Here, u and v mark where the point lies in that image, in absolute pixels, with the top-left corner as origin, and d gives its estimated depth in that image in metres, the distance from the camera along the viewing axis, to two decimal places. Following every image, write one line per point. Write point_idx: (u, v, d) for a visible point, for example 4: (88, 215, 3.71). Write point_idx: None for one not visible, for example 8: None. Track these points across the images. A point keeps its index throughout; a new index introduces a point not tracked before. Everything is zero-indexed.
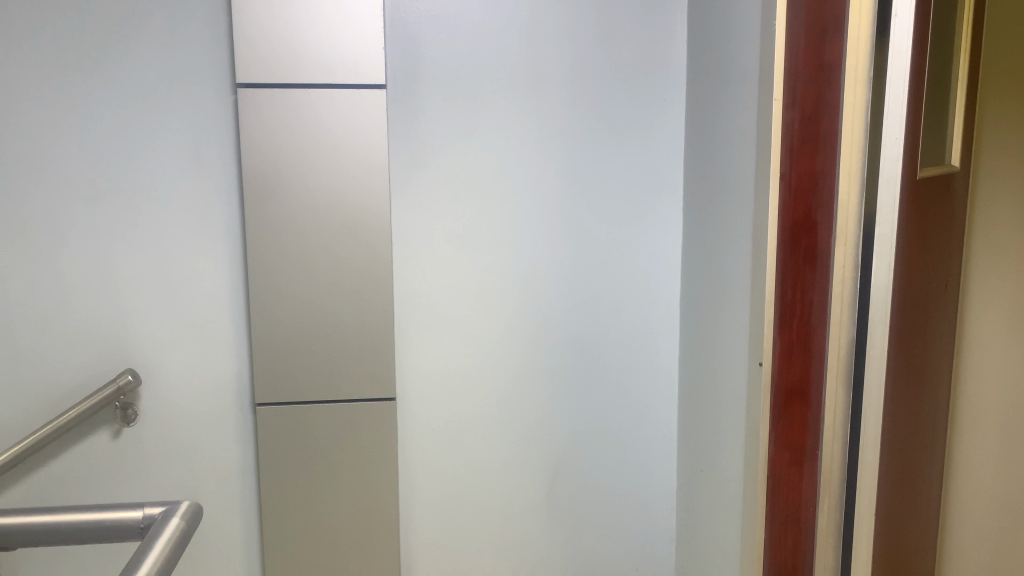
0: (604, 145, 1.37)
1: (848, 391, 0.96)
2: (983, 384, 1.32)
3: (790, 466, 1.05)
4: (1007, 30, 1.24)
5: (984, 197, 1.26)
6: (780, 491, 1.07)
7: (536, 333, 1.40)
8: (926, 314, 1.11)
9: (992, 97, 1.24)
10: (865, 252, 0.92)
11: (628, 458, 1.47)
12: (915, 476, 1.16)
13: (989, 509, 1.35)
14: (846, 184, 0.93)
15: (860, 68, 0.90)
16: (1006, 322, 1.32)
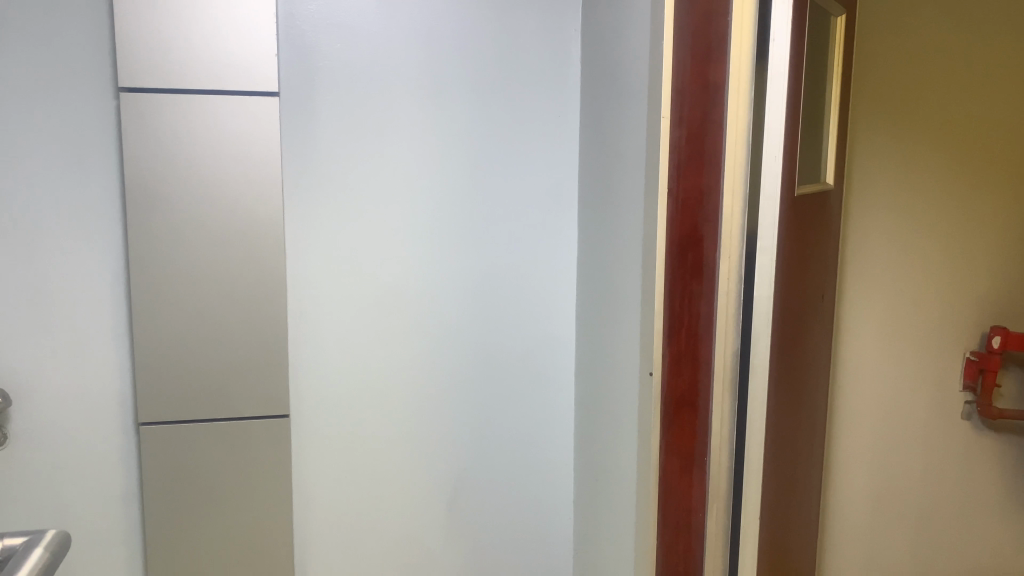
0: (500, 156, 1.37)
1: (734, 399, 1.01)
2: (863, 394, 1.39)
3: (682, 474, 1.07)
4: (879, 53, 1.31)
5: (861, 211, 1.34)
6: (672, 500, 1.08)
7: (436, 346, 1.39)
8: (805, 326, 1.18)
9: (864, 119, 1.32)
10: (748, 266, 0.97)
11: (527, 467, 1.47)
12: (796, 478, 1.21)
13: (866, 507, 1.42)
14: (729, 201, 0.97)
15: (742, 91, 0.94)
16: (887, 332, 1.38)
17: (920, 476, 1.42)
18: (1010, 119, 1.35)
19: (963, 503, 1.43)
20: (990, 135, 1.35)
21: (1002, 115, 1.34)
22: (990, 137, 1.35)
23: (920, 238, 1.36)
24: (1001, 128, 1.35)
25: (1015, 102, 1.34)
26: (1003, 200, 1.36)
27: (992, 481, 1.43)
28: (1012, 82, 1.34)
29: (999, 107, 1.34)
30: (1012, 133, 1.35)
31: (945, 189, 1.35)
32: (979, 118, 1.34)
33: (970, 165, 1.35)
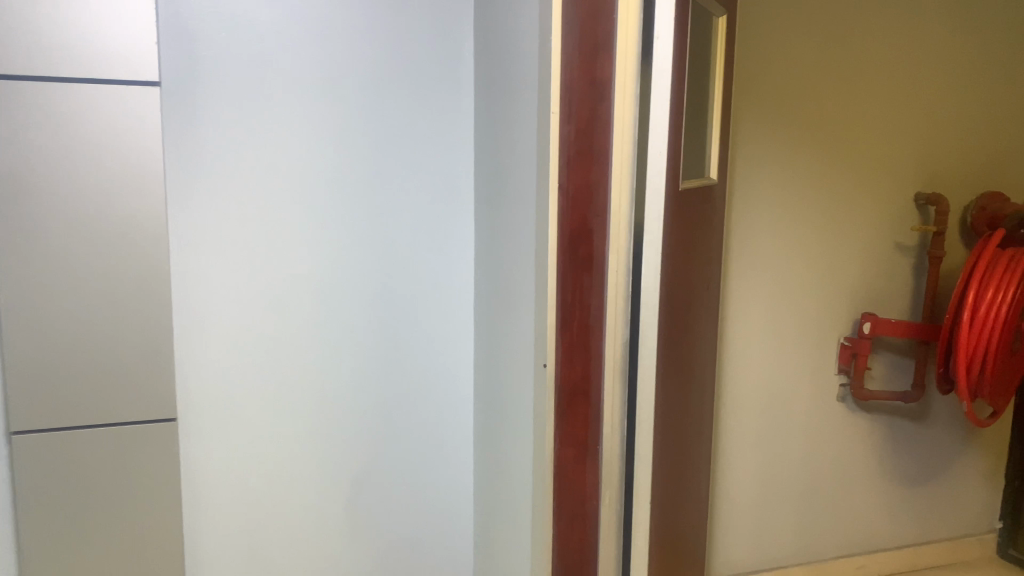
0: (395, 150, 1.36)
1: (624, 387, 1.03)
2: (748, 383, 1.43)
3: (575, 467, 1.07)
4: (761, 51, 1.33)
5: (743, 207, 1.37)
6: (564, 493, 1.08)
7: (331, 342, 1.37)
8: (691, 317, 1.20)
9: (748, 115, 1.35)
10: (635, 258, 1.00)
11: (426, 462, 1.47)
12: (684, 466, 1.25)
13: (753, 492, 1.47)
14: (617, 194, 0.99)
15: (627, 88, 0.96)
16: (769, 323, 1.43)
17: (800, 459, 1.48)
18: (880, 114, 1.43)
19: (839, 480, 1.51)
20: (863, 130, 1.42)
21: (873, 111, 1.42)
22: (863, 131, 1.42)
23: (798, 231, 1.42)
24: (873, 122, 1.42)
25: (884, 98, 1.42)
26: (873, 190, 1.44)
27: (864, 457, 1.52)
28: (881, 79, 1.42)
29: (870, 103, 1.42)
30: (882, 127, 1.43)
31: (821, 185, 1.41)
32: (853, 113, 1.41)
33: (843, 161, 1.42)
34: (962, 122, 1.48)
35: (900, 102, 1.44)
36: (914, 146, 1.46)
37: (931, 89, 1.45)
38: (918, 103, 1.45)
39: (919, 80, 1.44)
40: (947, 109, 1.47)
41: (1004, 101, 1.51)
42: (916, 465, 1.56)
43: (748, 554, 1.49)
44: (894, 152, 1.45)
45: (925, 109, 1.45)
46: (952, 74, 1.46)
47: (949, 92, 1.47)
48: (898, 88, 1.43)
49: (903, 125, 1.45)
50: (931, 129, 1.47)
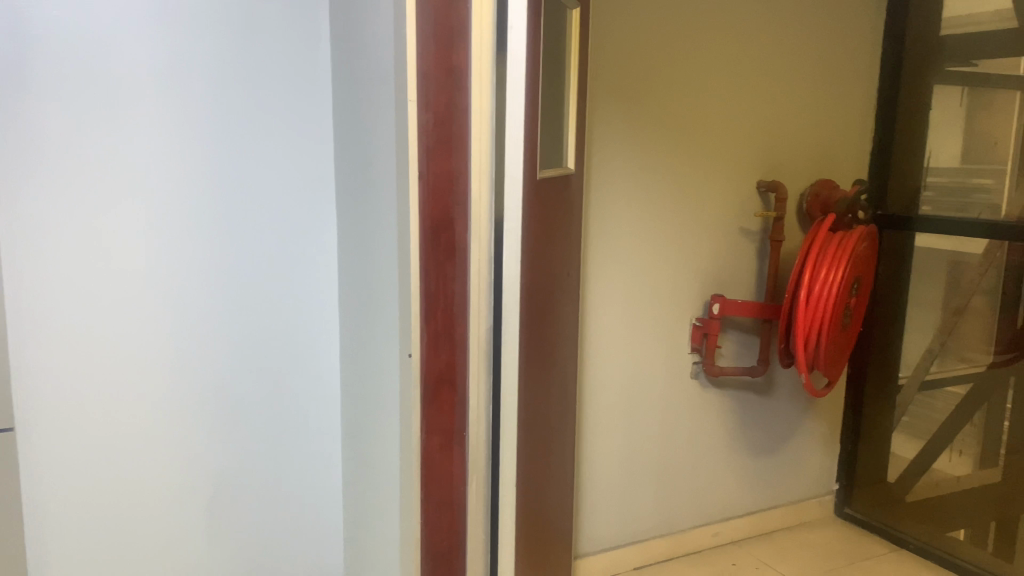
0: (249, 138, 1.29)
1: (489, 377, 0.99)
2: (609, 365, 1.48)
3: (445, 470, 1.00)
4: (617, 44, 1.37)
5: (600, 196, 1.41)
6: (432, 496, 1.00)
7: (189, 342, 1.30)
8: (550, 302, 1.23)
9: (605, 106, 1.38)
10: (497, 247, 0.96)
11: (292, 459, 1.43)
12: (548, 450, 1.27)
13: (616, 472, 1.51)
14: (478, 182, 0.94)
15: (484, 75, 0.92)
16: (627, 306, 1.48)
17: (659, 434, 1.55)
18: (725, 106, 1.50)
19: (695, 453, 1.60)
20: (710, 121, 1.49)
21: (718, 103, 1.50)
22: (710, 122, 1.49)
23: (652, 219, 1.48)
24: (719, 114, 1.50)
25: (728, 91, 1.50)
26: (720, 178, 1.53)
27: (716, 429, 1.61)
28: (726, 73, 1.49)
29: (716, 96, 1.49)
30: (728, 119, 1.51)
31: (672, 174, 1.48)
32: (701, 105, 1.48)
33: (692, 152, 1.49)
34: (798, 114, 1.59)
35: (743, 95, 1.52)
36: (756, 136, 1.55)
37: (771, 82, 1.54)
38: (760, 95, 1.54)
39: (760, 74, 1.53)
40: (786, 102, 1.57)
41: (836, 95, 1.62)
42: (762, 435, 1.67)
43: (614, 533, 1.53)
44: (739, 142, 1.54)
45: (766, 101, 1.55)
46: (789, 69, 1.56)
47: (787, 86, 1.56)
48: (741, 82, 1.51)
49: (747, 116, 1.53)
50: (771, 120, 1.56)
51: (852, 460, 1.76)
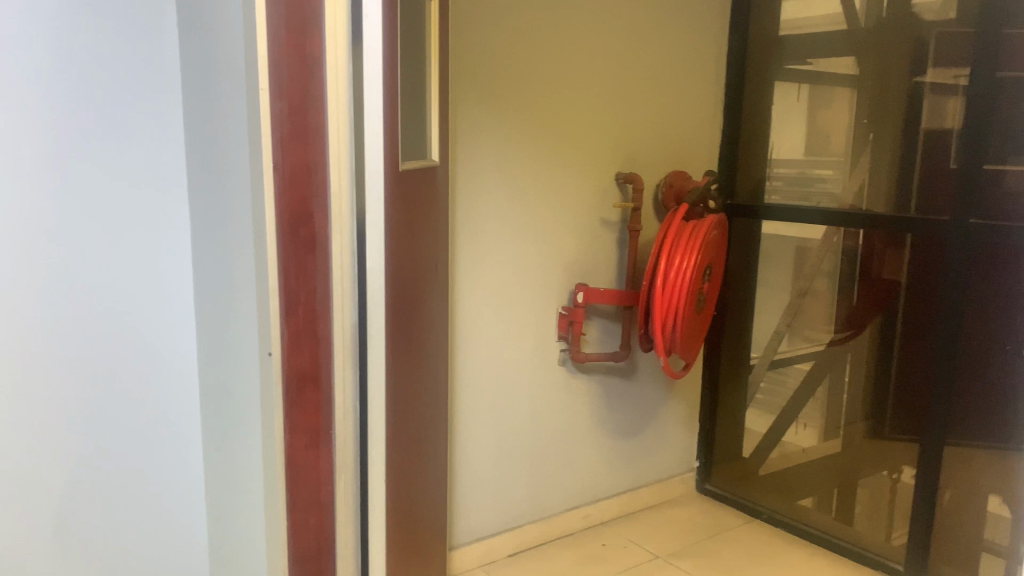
0: (77, 115, 1.05)
1: (355, 373, 0.92)
2: (480, 356, 1.49)
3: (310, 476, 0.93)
4: (478, 37, 1.37)
5: (466, 188, 1.42)
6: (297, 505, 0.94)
7: (9, 394, 1.05)
8: (418, 294, 1.22)
9: (467, 98, 1.38)
10: (359, 241, 0.89)
11: (145, 497, 1.19)
12: (419, 443, 1.26)
13: (489, 462, 1.53)
14: (337, 174, 0.87)
15: (339, 61, 0.85)
16: (497, 297, 1.50)
17: (530, 424, 1.58)
18: (585, 101, 1.55)
19: (564, 440, 1.64)
20: (571, 116, 1.53)
21: (579, 99, 1.53)
22: (572, 117, 1.53)
23: (517, 211, 1.50)
24: (580, 109, 1.54)
25: (589, 87, 1.54)
26: (581, 171, 1.57)
27: (583, 415, 1.66)
28: (585, 70, 1.53)
29: (576, 91, 1.53)
30: (588, 113, 1.55)
31: (536, 167, 1.51)
32: (563, 100, 1.51)
33: (554, 145, 1.52)
34: (653, 109, 1.65)
35: (602, 90, 1.56)
36: (613, 130, 1.60)
37: (627, 79, 1.60)
38: (617, 91, 1.59)
39: (618, 71, 1.58)
40: (642, 98, 1.63)
41: (688, 92, 1.70)
42: (627, 418, 1.73)
43: (488, 523, 1.55)
44: (599, 135, 1.58)
45: (623, 97, 1.60)
46: (644, 67, 1.62)
47: (642, 83, 1.62)
48: (600, 78, 1.56)
49: (606, 111, 1.58)
50: (628, 115, 1.62)
51: (709, 438, 1.86)
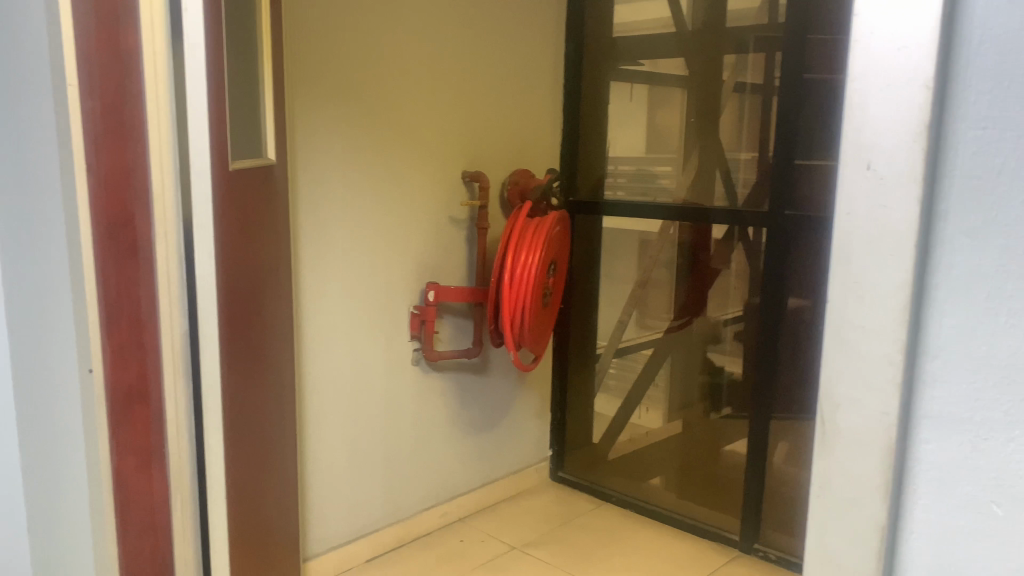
0: None
1: (189, 391, 0.78)
2: (329, 360, 1.44)
3: (145, 520, 0.78)
4: (314, 35, 1.33)
5: (307, 187, 1.35)
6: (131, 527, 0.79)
7: None
8: (257, 299, 1.17)
9: (305, 96, 1.33)
10: (188, 244, 0.76)
11: None
12: (263, 455, 1.21)
13: (342, 467, 1.49)
14: (158, 165, 0.73)
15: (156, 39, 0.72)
16: (345, 298, 1.45)
17: (384, 425, 1.56)
18: (429, 99, 1.53)
19: (420, 439, 1.63)
20: (413, 115, 1.51)
21: (422, 96, 1.52)
22: (415, 116, 1.51)
23: (363, 211, 1.46)
24: (423, 106, 1.53)
25: (432, 85, 1.53)
26: (427, 169, 1.55)
27: (439, 413, 1.66)
28: (426, 68, 1.52)
29: (417, 91, 1.51)
30: (431, 113, 1.54)
31: (381, 167, 1.47)
32: (405, 97, 1.49)
33: (397, 145, 1.49)
34: (495, 109, 1.66)
35: (445, 88, 1.56)
36: (456, 129, 1.60)
37: (469, 77, 1.60)
38: (459, 90, 1.59)
39: (458, 69, 1.58)
40: (485, 96, 1.64)
41: (529, 90, 1.73)
42: (481, 412, 1.75)
43: (343, 529, 1.51)
44: (444, 132, 1.57)
45: (466, 95, 1.60)
46: (485, 65, 1.63)
47: (483, 82, 1.63)
48: (442, 76, 1.55)
49: (449, 109, 1.58)
50: (473, 113, 1.62)
51: (562, 427, 1.91)
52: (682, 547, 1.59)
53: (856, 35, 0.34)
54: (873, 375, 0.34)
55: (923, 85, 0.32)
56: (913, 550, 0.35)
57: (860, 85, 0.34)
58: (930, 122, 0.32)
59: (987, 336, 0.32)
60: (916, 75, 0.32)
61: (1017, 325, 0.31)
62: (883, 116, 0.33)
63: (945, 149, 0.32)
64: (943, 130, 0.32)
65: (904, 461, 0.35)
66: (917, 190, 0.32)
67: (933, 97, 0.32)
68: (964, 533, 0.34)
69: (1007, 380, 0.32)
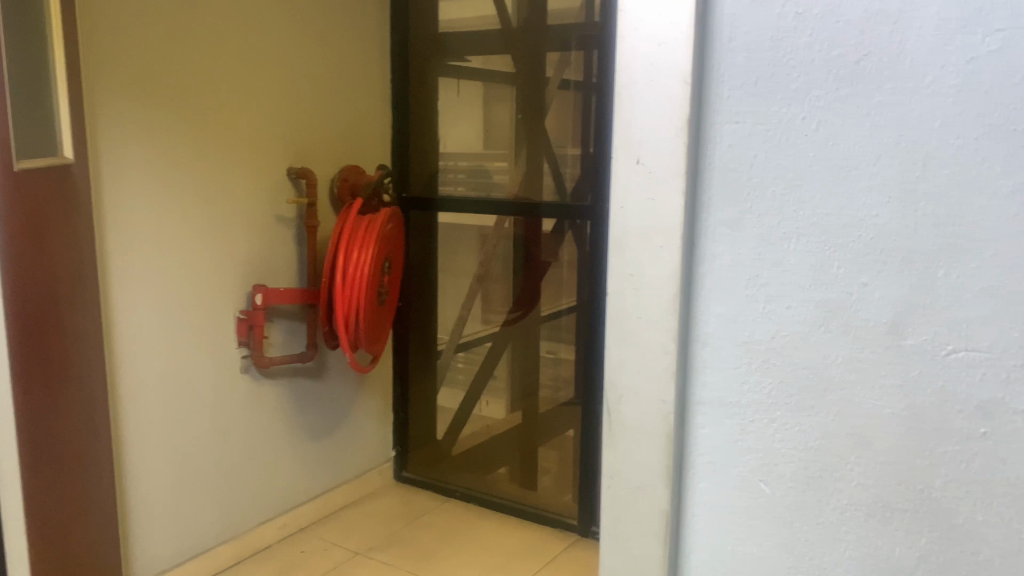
0: None
1: None
2: (151, 378, 1.30)
3: None
4: (116, 17, 1.18)
5: (114, 187, 1.20)
6: None
7: None
8: (51, 314, 1.04)
9: (109, 87, 1.18)
10: None
11: None
12: (67, 486, 1.08)
13: (170, 490, 1.36)
14: None
15: None
16: (168, 309, 1.31)
17: (216, 440, 1.44)
18: (240, 88, 1.40)
19: (256, 451, 1.52)
20: (236, 110, 1.39)
21: (232, 85, 1.38)
22: (237, 111, 1.40)
23: (185, 214, 1.32)
24: (246, 100, 1.41)
25: (251, 75, 1.42)
26: (245, 164, 1.42)
27: (275, 421, 1.56)
28: (247, 59, 1.41)
29: (238, 83, 1.39)
30: (254, 107, 1.43)
31: (202, 167, 1.34)
32: (225, 90, 1.37)
33: (219, 142, 1.37)
34: (325, 103, 1.57)
35: (257, 77, 1.42)
36: (283, 125, 1.49)
37: (283, 65, 1.48)
38: (285, 82, 1.48)
39: (275, 57, 1.46)
40: (302, 86, 1.52)
41: (351, 81, 1.63)
42: (320, 417, 1.67)
43: (175, 556, 1.38)
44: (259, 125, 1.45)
45: (286, 85, 1.49)
46: (306, 53, 1.52)
47: (310, 74, 1.54)
48: (262, 66, 1.44)
49: (274, 102, 1.47)
50: (289, 105, 1.50)
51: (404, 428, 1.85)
52: (529, 538, 1.61)
53: (623, 32, 0.35)
54: (652, 362, 0.36)
55: (681, 81, 0.33)
56: (696, 531, 0.37)
57: (626, 82, 0.35)
58: (689, 116, 0.33)
59: (748, 322, 0.33)
60: (675, 71, 0.33)
61: (773, 312, 0.33)
62: (649, 113, 0.34)
63: (705, 143, 0.33)
64: (702, 126, 0.33)
65: (684, 442, 0.36)
66: (680, 183, 0.34)
67: (690, 92, 0.33)
68: (737, 511, 0.35)
69: (768, 363, 0.33)
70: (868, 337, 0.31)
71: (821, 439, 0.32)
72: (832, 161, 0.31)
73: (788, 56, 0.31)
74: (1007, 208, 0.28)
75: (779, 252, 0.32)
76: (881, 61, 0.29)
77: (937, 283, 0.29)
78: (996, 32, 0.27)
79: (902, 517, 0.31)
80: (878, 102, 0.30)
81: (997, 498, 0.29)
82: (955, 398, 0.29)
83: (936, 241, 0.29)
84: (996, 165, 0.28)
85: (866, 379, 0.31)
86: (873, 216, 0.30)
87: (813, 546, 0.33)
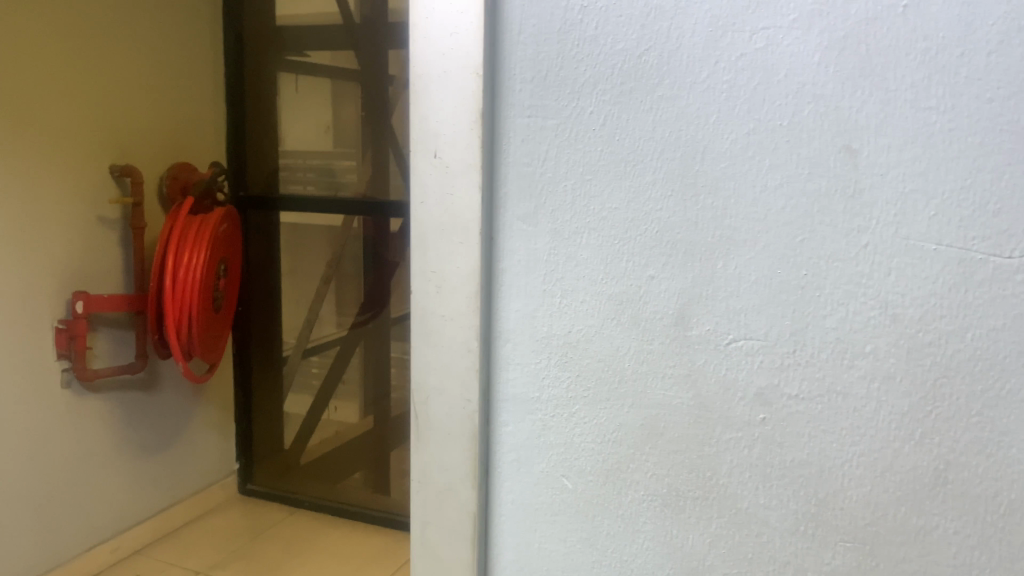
0: None
1: None
2: None
3: None
4: None
5: None
6: None
7: None
8: None
9: None
10: None
11: None
12: None
13: None
14: None
15: None
16: None
17: (34, 460, 1.20)
18: (52, 51, 1.16)
19: (82, 470, 1.29)
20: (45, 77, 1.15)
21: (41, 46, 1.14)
22: (47, 79, 1.15)
23: None
24: (58, 67, 1.17)
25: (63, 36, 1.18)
26: (59, 145, 1.18)
27: (103, 435, 1.33)
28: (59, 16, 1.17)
29: (49, 46, 1.15)
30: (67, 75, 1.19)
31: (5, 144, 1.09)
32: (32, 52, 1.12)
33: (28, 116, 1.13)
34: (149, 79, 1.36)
35: (70, 41, 1.19)
36: (103, 100, 1.26)
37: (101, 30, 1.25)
38: (104, 50, 1.26)
39: (92, 18, 1.23)
40: (119, 67, 1.29)
41: (174, 68, 1.42)
42: (155, 429, 1.45)
43: None
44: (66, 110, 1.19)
45: (106, 53, 1.26)
46: (127, 19, 1.30)
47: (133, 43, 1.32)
48: (75, 27, 1.20)
49: (91, 71, 1.24)
50: (102, 90, 1.26)
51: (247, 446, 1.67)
52: (385, 544, 1.50)
53: (417, 21, 0.33)
54: (454, 362, 0.35)
55: (473, 72, 0.32)
56: (504, 532, 0.36)
57: (421, 72, 0.34)
58: (482, 109, 0.32)
59: (546, 317, 0.33)
60: (466, 62, 0.32)
61: (569, 306, 0.33)
62: (443, 104, 0.33)
63: (500, 137, 0.33)
64: (496, 119, 0.33)
65: (490, 443, 0.35)
66: (475, 177, 0.33)
67: (482, 83, 0.32)
68: (541, 509, 0.35)
69: (565, 358, 0.33)
70: (656, 329, 0.31)
71: (617, 432, 0.33)
72: (618, 156, 0.31)
73: (574, 49, 0.31)
74: (775, 200, 0.29)
75: (572, 247, 0.32)
76: (660, 56, 0.30)
77: (717, 274, 0.30)
78: (762, 29, 0.28)
79: (693, 505, 0.32)
80: (659, 97, 0.30)
81: (776, 480, 0.30)
82: (736, 385, 0.30)
83: (714, 233, 0.30)
84: (764, 158, 0.29)
85: (656, 370, 0.32)
86: (657, 210, 0.31)
87: (613, 539, 0.34)
